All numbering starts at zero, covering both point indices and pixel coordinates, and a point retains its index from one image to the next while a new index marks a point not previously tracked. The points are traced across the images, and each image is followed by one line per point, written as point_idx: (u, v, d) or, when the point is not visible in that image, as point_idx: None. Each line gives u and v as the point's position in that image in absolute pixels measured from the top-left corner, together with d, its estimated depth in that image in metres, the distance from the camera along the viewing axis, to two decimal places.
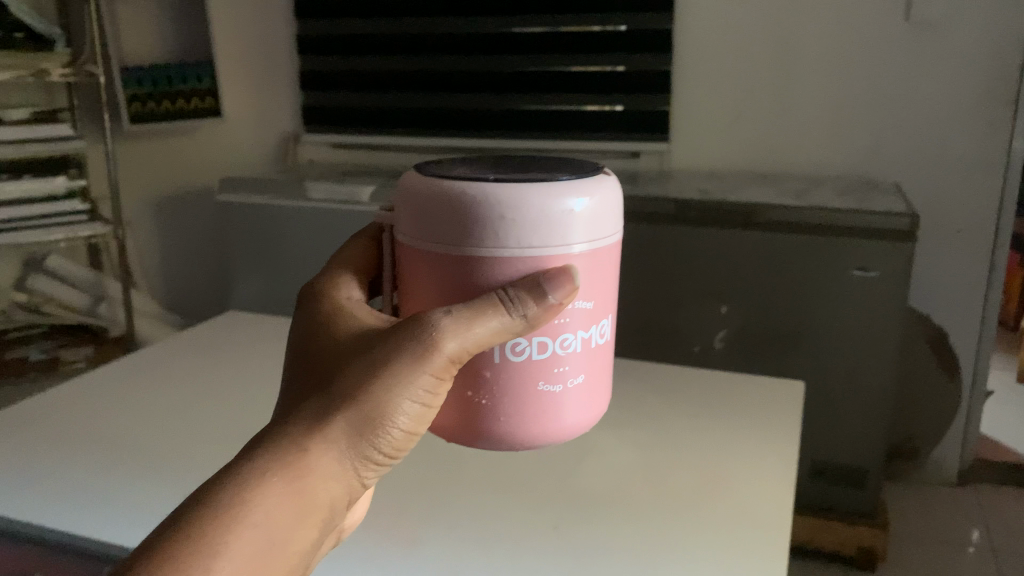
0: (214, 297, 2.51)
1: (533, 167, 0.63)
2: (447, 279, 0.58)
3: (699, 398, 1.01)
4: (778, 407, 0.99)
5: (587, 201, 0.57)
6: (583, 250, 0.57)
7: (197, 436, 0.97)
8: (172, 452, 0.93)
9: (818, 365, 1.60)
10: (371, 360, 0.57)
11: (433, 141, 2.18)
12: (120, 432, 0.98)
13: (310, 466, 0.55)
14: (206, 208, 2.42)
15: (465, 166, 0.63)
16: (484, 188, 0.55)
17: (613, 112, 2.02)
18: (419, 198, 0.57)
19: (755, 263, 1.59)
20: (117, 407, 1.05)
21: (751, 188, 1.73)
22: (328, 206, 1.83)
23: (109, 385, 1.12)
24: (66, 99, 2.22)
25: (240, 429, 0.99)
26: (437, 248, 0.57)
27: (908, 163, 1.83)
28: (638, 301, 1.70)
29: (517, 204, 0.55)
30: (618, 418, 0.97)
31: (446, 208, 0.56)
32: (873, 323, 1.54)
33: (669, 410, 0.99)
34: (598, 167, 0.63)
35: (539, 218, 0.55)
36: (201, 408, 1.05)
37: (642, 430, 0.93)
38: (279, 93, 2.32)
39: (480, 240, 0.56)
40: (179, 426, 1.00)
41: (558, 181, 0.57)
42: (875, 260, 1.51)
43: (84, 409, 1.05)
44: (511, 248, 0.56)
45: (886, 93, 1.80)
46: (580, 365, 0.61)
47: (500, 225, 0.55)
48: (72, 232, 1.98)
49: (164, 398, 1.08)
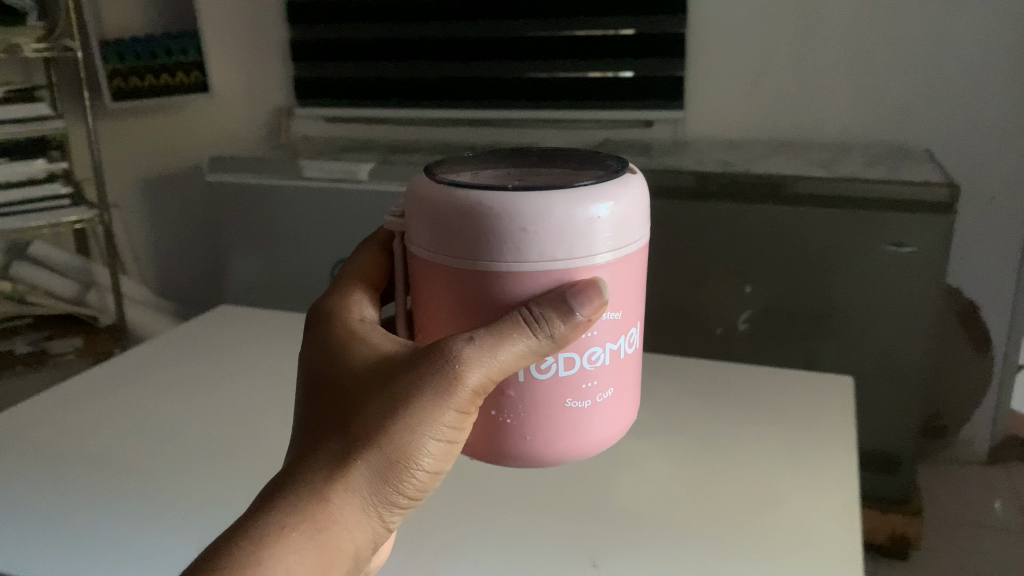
0: (208, 280, 2.41)
1: (551, 172, 0.68)
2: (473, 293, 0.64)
3: (738, 408, 0.95)
4: (829, 410, 0.93)
5: (609, 206, 0.62)
6: (606, 257, 0.63)
7: (191, 466, 0.91)
8: (165, 487, 0.87)
9: (850, 346, 1.51)
10: (395, 399, 0.66)
11: (433, 113, 2.07)
12: (110, 463, 0.92)
13: (333, 514, 0.65)
14: (196, 187, 2.32)
15: (481, 172, 0.67)
16: (509, 203, 0.60)
17: (624, 78, 1.90)
18: (443, 211, 0.63)
19: (782, 240, 1.49)
20: (106, 432, 0.98)
21: (774, 159, 1.62)
22: (324, 186, 1.73)
23: (97, 402, 1.05)
24: (43, 75, 2.10)
25: (239, 455, 0.92)
26: (467, 263, 0.63)
27: (941, 128, 1.72)
28: (657, 283, 1.60)
29: (541, 218, 0.60)
30: (653, 430, 0.92)
31: (474, 226, 0.61)
32: (909, 302, 1.45)
33: (709, 420, 0.94)
34: (615, 167, 0.68)
35: (565, 227, 0.61)
36: (195, 429, 0.98)
37: (681, 452, 0.88)
38: (269, 64, 2.20)
39: (509, 253, 0.62)
40: (173, 453, 0.93)
41: (582, 189, 0.62)
42: (914, 234, 1.40)
43: (69, 434, 0.98)
44: (538, 259, 0.62)
45: (919, 56, 1.69)
46: (606, 378, 0.69)
47: (526, 238, 0.61)
48: (55, 217, 1.88)
49: (155, 418, 1.01)
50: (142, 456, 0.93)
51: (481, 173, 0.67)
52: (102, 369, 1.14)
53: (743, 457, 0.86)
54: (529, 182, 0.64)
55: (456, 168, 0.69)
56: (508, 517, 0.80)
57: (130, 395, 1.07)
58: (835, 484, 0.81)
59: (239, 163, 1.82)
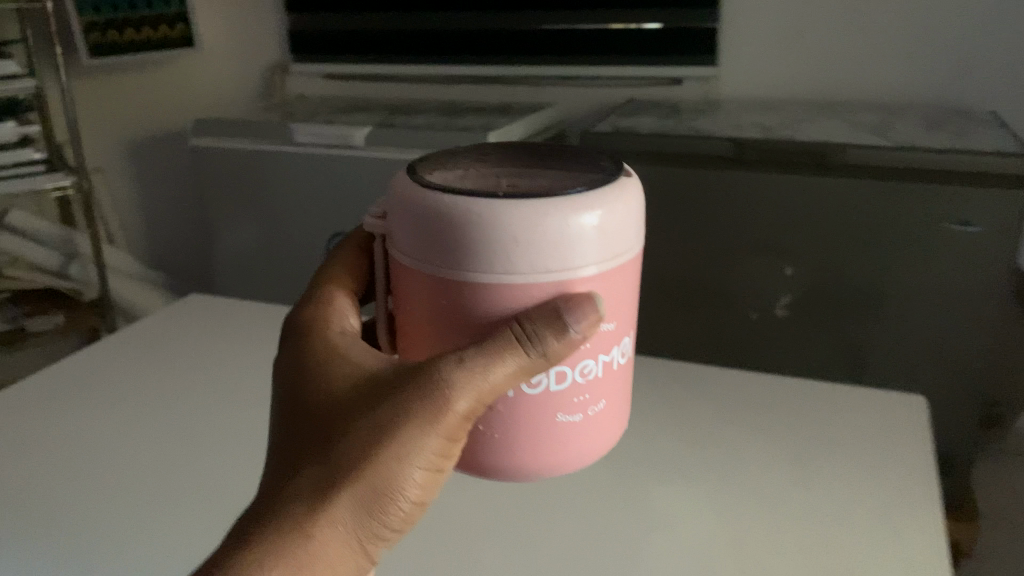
0: (200, 250, 2.30)
1: (542, 172, 0.52)
2: (442, 310, 0.50)
3: (786, 439, 0.85)
4: (892, 456, 0.83)
5: (600, 218, 0.47)
6: (594, 272, 0.48)
7: (163, 492, 0.80)
8: (133, 522, 0.76)
9: (898, 334, 1.35)
10: (377, 421, 0.50)
11: (439, 69, 1.89)
12: (72, 491, 0.81)
13: (308, 557, 0.50)
14: (182, 152, 2.19)
15: (467, 170, 0.52)
16: (477, 201, 0.46)
17: (648, 30, 1.70)
18: (408, 206, 0.48)
19: (830, 216, 1.30)
20: (70, 450, 0.88)
21: (819, 123, 1.44)
22: (317, 154, 1.57)
23: (62, 413, 0.94)
24: (16, 29, 1.93)
25: (216, 481, 0.82)
26: (427, 269, 0.49)
27: (1008, 88, 1.52)
28: (683, 261, 1.43)
29: (514, 221, 0.45)
30: (688, 466, 0.82)
31: (433, 226, 0.47)
32: (971, 289, 1.28)
33: (755, 454, 0.83)
34: (618, 168, 0.52)
35: (542, 238, 0.46)
36: (168, 447, 0.87)
37: (721, 482, 0.79)
38: (260, 14, 2.01)
39: (473, 265, 0.47)
40: (142, 477, 0.83)
41: (566, 198, 0.46)
42: (980, 213, 1.22)
43: (30, 453, 0.87)
44: (508, 273, 0.47)
45: (992, 4, 1.48)
46: (601, 390, 0.53)
47: (494, 245, 0.46)
48: (27, 186, 1.73)
49: (124, 434, 0.90)
50: (109, 482, 0.82)
51: (472, 173, 0.52)
52: (70, 372, 1.03)
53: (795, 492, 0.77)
54: (511, 187, 0.49)
55: (438, 164, 0.54)
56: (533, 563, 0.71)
57: (99, 404, 0.96)
58: (914, 527, 0.73)
59: (224, 127, 1.66)
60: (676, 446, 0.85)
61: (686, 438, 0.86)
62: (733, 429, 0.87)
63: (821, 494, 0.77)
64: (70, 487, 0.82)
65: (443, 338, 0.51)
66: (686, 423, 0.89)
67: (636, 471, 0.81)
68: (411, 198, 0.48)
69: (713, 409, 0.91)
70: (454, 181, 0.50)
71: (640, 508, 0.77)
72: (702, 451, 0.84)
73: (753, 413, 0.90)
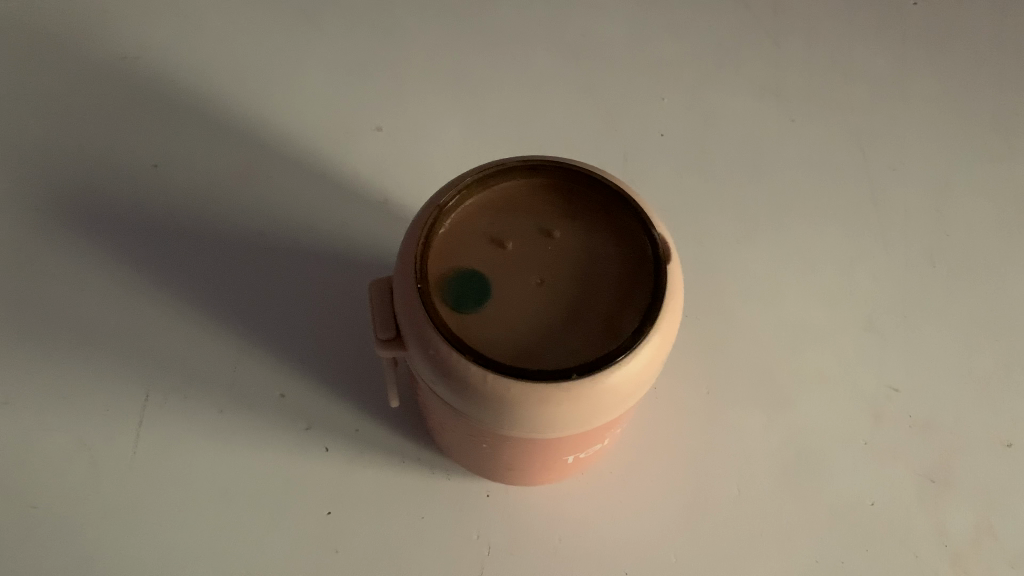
0: None
1: (559, 255, 0.39)
2: (484, 441, 0.40)
3: (901, 37, 0.67)
4: (951, 228, 0.59)
5: (658, 350, 0.37)
6: (627, 405, 0.37)
7: (283, 225, 0.55)
8: (244, 406, 0.50)
9: None
10: None
11: None
12: (152, 187, 0.56)
13: None
14: None
15: (473, 257, 0.38)
16: (478, 382, 0.35)
17: None
18: (405, 342, 0.37)
19: None
20: (85, 140, 0.57)
21: None
22: None
23: (29, 100, 0.58)
24: None
25: (78, 346, 0.50)
26: (428, 395, 0.39)
27: None
28: None
29: (523, 405, 0.35)
30: (699, 247, 0.57)
31: (433, 381, 0.36)
32: None
33: (856, 378, 0.53)
34: (643, 217, 0.39)
35: (562, 412, 0.35)
36: (249, 17, 0.63)
37: (839, 206, 0.59)
38: None
39: (483, 423, 0.37)
40: (225, 241, 0.54)
41: (636, 343, 0.36)
42: None
43: (25, 159, 0.55)
44: (523, 434, 0.37)
45: None
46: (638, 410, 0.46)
47: (501, 420, 0.36)
48: None
49: (175, 8, 0.63)
50: (157, 272, 0.53)
51: (497, 293, 0.37)
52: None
53: (906, 159, 0.62)
54: (550, 308, 0.37)
55: (440, 270, 0.38)
56: (475, 483, 0.49)
57: (124, 42, 0.62)
58: (976, 264, 0.58)
59: None
60: (529, 142, 0.60)
61: (757, 44, 0.66)
62: (862, 34, 0.67)
63: (869, 209, 0.59)
64: (79, 429, 0.48)
65: (484, 453, 0.42)
66: (602, 42, 0.66)
67: (706, 249, 0.57)
68: (444, 368, 0.35)
69: (819, 29, 0.67)
70: (480, 315, 0.37)
71: (776, 381, 0.53)
72: (807, 50, 0.66)
73: (848, 10, 0.68)
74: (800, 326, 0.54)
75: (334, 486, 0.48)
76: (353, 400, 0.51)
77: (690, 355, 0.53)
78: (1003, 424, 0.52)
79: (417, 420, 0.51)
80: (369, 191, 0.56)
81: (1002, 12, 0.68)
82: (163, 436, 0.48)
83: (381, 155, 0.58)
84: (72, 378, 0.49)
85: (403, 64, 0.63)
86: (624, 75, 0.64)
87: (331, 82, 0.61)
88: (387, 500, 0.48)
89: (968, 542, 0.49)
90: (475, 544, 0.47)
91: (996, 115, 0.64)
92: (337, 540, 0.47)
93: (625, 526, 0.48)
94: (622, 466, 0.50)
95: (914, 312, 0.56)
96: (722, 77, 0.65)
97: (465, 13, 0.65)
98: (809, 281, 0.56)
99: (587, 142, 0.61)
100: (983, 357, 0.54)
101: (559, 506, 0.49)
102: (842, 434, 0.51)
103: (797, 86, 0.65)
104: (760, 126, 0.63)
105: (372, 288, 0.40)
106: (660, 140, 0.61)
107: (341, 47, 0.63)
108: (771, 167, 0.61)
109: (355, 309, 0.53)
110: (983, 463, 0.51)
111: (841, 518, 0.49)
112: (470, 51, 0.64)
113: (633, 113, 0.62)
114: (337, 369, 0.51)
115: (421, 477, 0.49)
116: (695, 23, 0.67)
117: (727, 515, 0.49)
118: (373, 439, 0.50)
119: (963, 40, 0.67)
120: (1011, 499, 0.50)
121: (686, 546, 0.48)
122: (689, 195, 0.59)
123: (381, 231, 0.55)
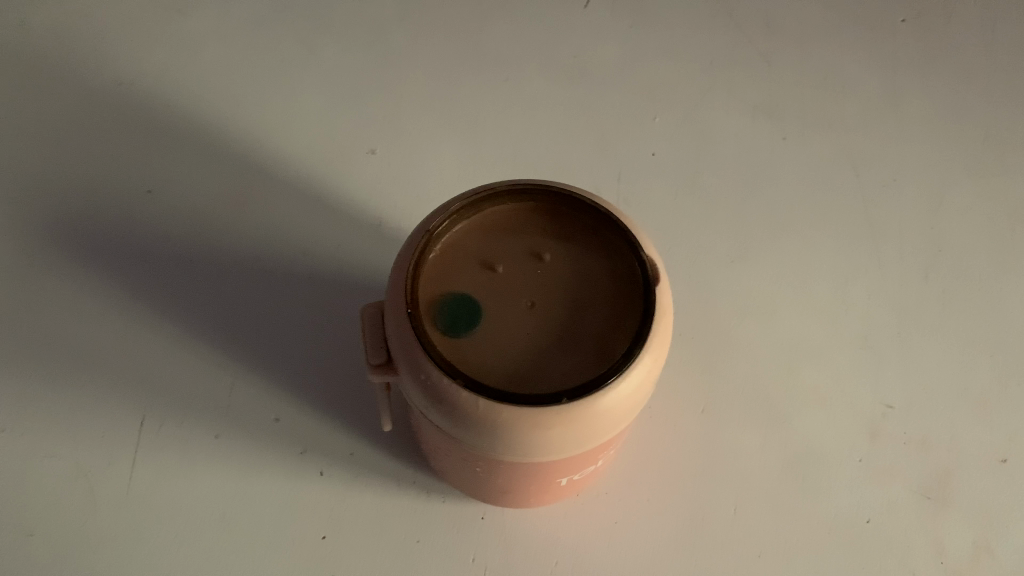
0: None
1: (549, 278, 0.39)
2: (478, 464, 0.40)
3: (893, 53, 0.68)
4: (944, 245, 0.59)
5: (648, 372, 0.37)
6: (619, 426, 0.37)
7: (277, 248, 0.55)
8: (240, 431, 0.50)
9: None
10: None
11: None
12: (147, 213, 0.56)
13: None
14: None
15: (464, 281, 0.38)
16: (469, 406, 0.35)
17: None
18: (398, 367, 0.37)
19: None
20: (81, 167, 0.57)
21: None
22: None
23: (26, 128, 0.58)
24: None
25: (74, 374, 0.50)
26: (420, 418, 0.39)
27: None
28: None
29: (514, 430, 0.35)
30: (692, 266, 0.57)
31: (424, 406, 0.36)
32: None
33: (852, 395, 0.53)
34: (632, 239, 0.40)
35: (553, 435, 0.35)
36: (243, 42, 0.64)
37: (832, 223, 0.60)
38: None
39: (475, 447, 0.37)
40: (221, 267, 0.54)
41: (626, 365, 0.36)
42: None
43: (23, 187, 0.56)
44: (515, 458, 0.37)
45: None
46: None
47: (491, 443, 0.36)
48: None
49: (170, 34, 0.64)
50: (152, 297, 0.53)
51: (488, 317, 0.37)
52: (8, 13, 0.64)
53: (899, 175, 0.62)
54: (541, 331, 0.37)
55: (431, 295, 0.38)
56: (471, 505, 0.49)
57: (121, 69, 0.62)
58: (969, 280, 0.58)
59: None
60: (523, 163, 0.60)
61: (749, 62, 0.67)
62: (854, 50, 0.68)
63: (863, 225, 0.59)
64: (75, 457, 0.48)
65: (478, 477, 0.42)
66: (595, 62, 0.66)
67: (700, 268, 0.57)
68: (436, 394, 0.35)
69: (811, 46, 0.68)
70: (472, 340, 0.37)
71: (771, 400, 0.53)
72: (798, 67, 0.67)
73: (839, 27, 0.69)
74: (796, 343, 0.55)
75: (329, 509, 0.48)
76: (349, 423, 0.51)
77: (686, 373, 0.53)
78: (1000, 440, 0.52)
79: (412, 443, 0.51)
80: (364, 214, 0.57)
81: (993, 29, 0.69)
82: (158, 462, 0.48)
83: (376, 178, 0.58)
84: (68, 405, 0.49)
85: (397, 89, 0.63)
86: (617, 96, 0.65)
87: (326, 106, 0.62)
88: (384, 523, 0.48)
89: (966, 559, 0.49)
90: (471, 566, 0.47)
91: (986, 131, 0.64)
92: (333, 565, 0.46)
93: (623, 546, 0.48)
94: (617, 486, 0.50)
95: (908, 329, 0.56)
96: (714, 97, 0.65)
97: (459, 36, 0.66)
98: (802, 298, 0.56)
99: (580, 163, 0.61)
100: (980, 373, 0.54)
101: (555, 526, 0.49)
102: (839, 452, 0.51)
103: (789, 104, 0.65)
104: (753, 144, 0.63)
105: (363, 314, 0.40)
106: (653, 159, 0.61)
107: (334, 71, 0.64)
108: (764, 185, 0.61)
109: (350, 333, 0.53)
110: (980, 480, 0.51)
111: (839, 537, 0.49)
112: (464, 74, 0.64)
113: (626, 132, 0.63)
114: (332, 393, 0.51)
115: (417, 500, 0.49)
116: (687, 42, 0.67)
117: (724, 534, 0.49)
118: (368, 462, 0.50)
119: (956, 55, 0.67)
120: (1008, 515, 0.50)
121: (683, 567, 0.48)
122: (683, 214, 0.59)
123: (375, 254, 0.55)
